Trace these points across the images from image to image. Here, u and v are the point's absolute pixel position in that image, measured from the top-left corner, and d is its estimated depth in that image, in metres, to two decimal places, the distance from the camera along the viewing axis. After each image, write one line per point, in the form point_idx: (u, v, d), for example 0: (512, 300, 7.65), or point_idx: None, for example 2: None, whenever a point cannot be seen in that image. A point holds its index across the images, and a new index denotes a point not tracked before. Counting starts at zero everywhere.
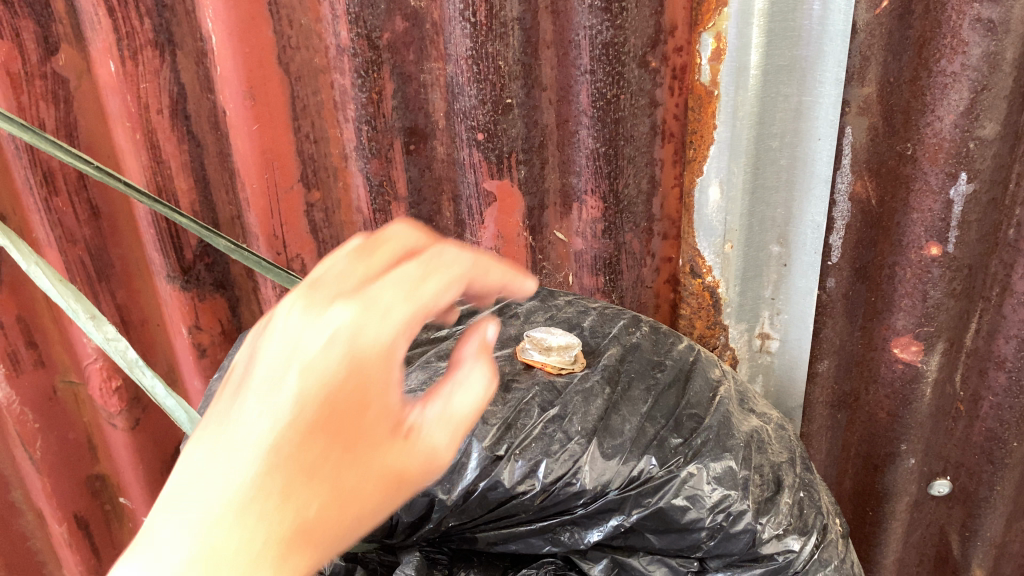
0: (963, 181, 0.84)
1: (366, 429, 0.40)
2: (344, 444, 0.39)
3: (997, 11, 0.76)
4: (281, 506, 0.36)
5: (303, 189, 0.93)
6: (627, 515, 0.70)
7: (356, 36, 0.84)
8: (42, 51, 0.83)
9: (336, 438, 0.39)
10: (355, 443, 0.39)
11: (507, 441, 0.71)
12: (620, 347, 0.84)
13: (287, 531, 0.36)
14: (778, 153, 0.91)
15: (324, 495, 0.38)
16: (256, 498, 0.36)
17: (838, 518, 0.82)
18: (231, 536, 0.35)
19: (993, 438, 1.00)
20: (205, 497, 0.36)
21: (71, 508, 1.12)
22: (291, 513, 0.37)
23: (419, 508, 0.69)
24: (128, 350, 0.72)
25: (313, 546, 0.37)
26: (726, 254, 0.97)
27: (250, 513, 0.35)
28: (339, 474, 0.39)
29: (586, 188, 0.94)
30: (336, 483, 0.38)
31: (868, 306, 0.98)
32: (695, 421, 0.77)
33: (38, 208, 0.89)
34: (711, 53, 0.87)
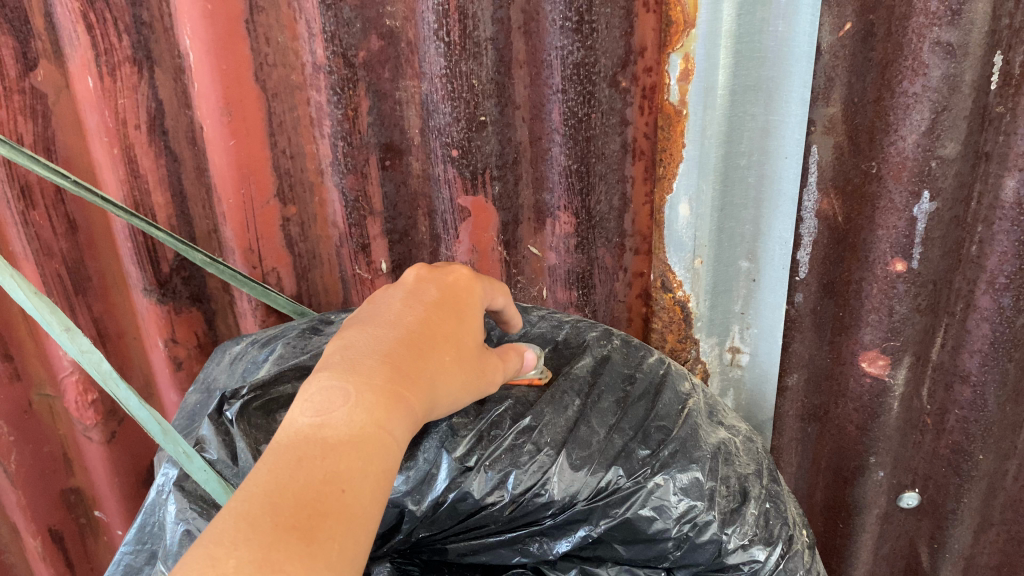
0: (926, 200, 0.86)
1: (415, 401, 0.59)
2: (405, 405, 0.58)
3: (955, 35, 0.77)
4: (373, 436, 0.54)
5: (279, 204, 0.94)
6: (595, 526, 0.71)
7: (332, 54, 0.86)
8: (21, 66, 0.85)
9: (401, 399, 0.58)
10: (416, 408, 0.59)
11: (477, 452, 0.71)
12: (592, 358, 0.85)
13: (377, 453, 0.54)
14: (746, 171, 0.94)
15: (396, 436, 0.56)
16: (363, 426, 0.54)
17: (805, 529, 0.84)
18: (349, 446, 0.53)
19: (959, 450, 1.02)
20: (331, 420, 0.54)
21: (46, 521, 1.12)
22: (378, 443, 0.54)
23: (389, 518, 0.70)
24: (101, 362, 0.73)
25: (386, 470, 0.54)
26: (696, 269, 1.00)
27: (357, 434, 0.54)
28: (402, 424, 0.57)
29: (559, 204, 0.96)
30: (400, 430, 0.57)
31: (836, 321, 0.98)
32: (664, 432, 0.78)
33: (15, 221, 0.90)
34: (679, 73, 0.89)
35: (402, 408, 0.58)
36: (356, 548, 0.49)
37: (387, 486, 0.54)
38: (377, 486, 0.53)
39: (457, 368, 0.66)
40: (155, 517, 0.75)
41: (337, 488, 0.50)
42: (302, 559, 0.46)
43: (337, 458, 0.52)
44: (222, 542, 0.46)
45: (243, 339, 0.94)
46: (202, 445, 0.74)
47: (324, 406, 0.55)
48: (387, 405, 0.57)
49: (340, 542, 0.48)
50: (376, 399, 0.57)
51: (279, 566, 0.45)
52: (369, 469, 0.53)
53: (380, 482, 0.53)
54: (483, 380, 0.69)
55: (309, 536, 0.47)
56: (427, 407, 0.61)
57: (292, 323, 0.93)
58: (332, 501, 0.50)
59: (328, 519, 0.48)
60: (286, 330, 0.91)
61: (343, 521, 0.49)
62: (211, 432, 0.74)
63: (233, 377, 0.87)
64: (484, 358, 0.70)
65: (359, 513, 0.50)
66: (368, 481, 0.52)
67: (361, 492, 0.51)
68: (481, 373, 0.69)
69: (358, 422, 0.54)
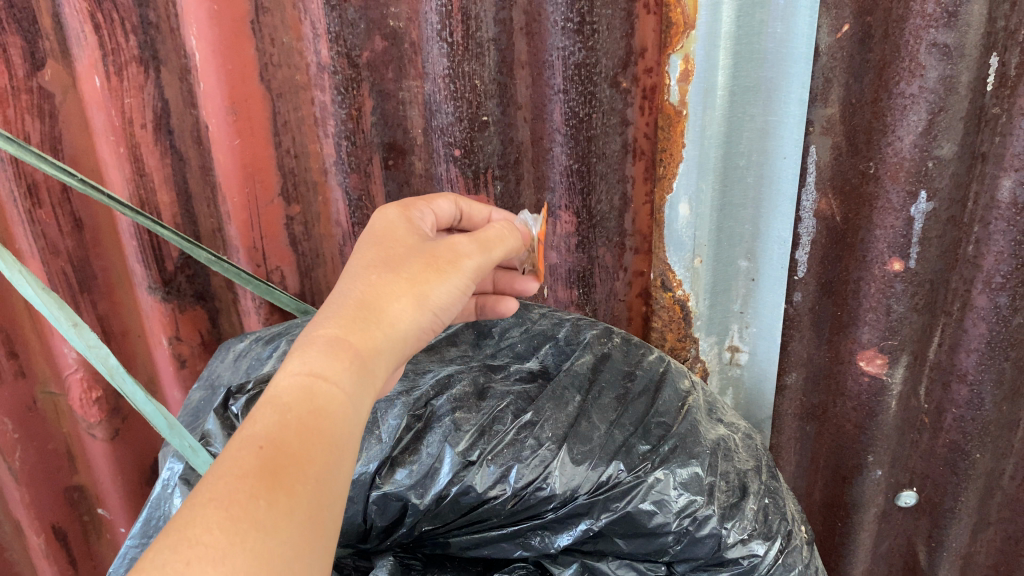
0: (923, 200, 0.87)
1: (350, 332, 0.57)
2: (342, 332, 0.56)
3: (952, 37, 0.78)
4: (311, 393, 0.52)
5: (283, 203, 0.95)
6: (596, 520, 0.72)
7: (336, 54, 0.88)
8: (29, 66, 0.86)
9: (336, 343, 0.56)
10: (357, 329, 0.57)
11: (479, 446, 0.73)
12: (592, 356, 0.86)
13: (314, 409, 0.51)
14: (745, 171, 0.96)
15: (339, 384, 0.54)
16: (297, 387, 0.52)
17: (804, 526, 0.84)
18: (283, 411, 0.51)
19: (956, 449, 1.03)
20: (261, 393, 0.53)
21: (49, 518, 1.12)
22: (315, 397, 0.52)
23: (392, 512, 0.71)
24: (108, 357, 0.74)
25: (332, 424, 0.52)
26: (696, 268, 1.01)
27: (292, 396, 0.52)
28: (347, 371, 0.55)
29: (560, 204, 0.96)
30: (347, 377, 0.54)
31: (833, 320, 0.99)
32: (663, 429, 0.79)
33: (21, 219, 0.91)
34: (679, 74, 0.90)
35: (343, 353, 0.55)
36: (302, 518, 0.47)
37: (338, 440, 0.52)
38: (323, 446, 0.51)
39: (401, 276, 0.62)
40: (160, 511, 0.75)
41: (276, 453, 0.48)
42: (226, 526, 0.44)
43: (269, 424, 0.50)
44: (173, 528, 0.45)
45: (247, 336, 0.94)
46: (207, 440, 0.75)
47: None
48: (322, 356, 0.54)
49: (281, 513, 0.46)
50: (306, 351, 0.55)
51: (203, 536, 0.43)
52: (308, 429, 0.50)
53: (326, 440, 0.51)
54: (448, 265, 0.64)
55: (253, 508, 0.45)
56: (376, 317, 0.59)
57: (296, 321, 0.94)
58: (274, 466, 0.48)
59: (270, 487, 0.47)
60: (290, 328, 0.92)
61: (288, 488, 0.47)
62: (217, 426, 0.76)
63: (237, 373, 0.88)
64: (435, 250, 0.65)
65: (306, 477, 0.49)
66: (307, 442, 0.50)
67: (305, 453, 0.49)
68: (435, 265, 0.64)
69: (290, 386, 0.52)
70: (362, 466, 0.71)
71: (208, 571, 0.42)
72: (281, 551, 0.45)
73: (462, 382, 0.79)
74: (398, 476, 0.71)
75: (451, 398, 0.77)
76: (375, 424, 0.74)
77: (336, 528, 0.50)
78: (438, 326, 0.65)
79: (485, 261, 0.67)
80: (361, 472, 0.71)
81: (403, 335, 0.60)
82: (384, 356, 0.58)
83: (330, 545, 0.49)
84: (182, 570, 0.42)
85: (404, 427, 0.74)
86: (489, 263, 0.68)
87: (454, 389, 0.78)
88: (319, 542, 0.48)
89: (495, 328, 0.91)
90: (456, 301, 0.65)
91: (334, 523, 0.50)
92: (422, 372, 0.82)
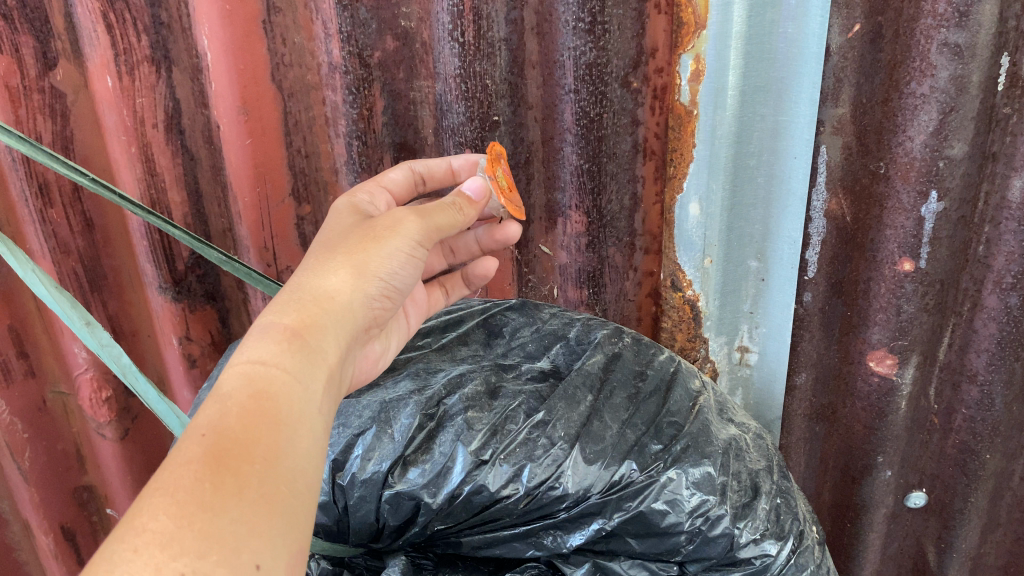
0: (933, 200, 0.87)
1: (289, 313, 0.58)
2: (284, 311, 0.58)
3: (963, 36, 0.78)
4: (252, 379, 0.52)
5: (294, 203, 0.96)
6: (608, 519, 0.72)
7: (347, 54, 0.87)
8: (41, 66, 0.86)
9: (277, 328, 0.57)
10: (297, 303, 0.59)
11: (492, 445, 0.72)
12: (603, 355, 0.85)
13: (256, 392, 0.51)
14: (756, 171, 0.95)
15: (280, 365, 0.54)
16: (238, 376, 0.52)
17: (816, 526, 0.84)
18: (224, 400, 0.50)
19: (966, 450, 1.03)
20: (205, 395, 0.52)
21: (58, 519, 1.12)
22: (257, 381, 0.52)
23: (405, 512, 0.71)
24: (122, 355, 0.74)
25: (278, 404, 0.51)
26: (706, 268, 1.01)
27: (236, 385, 0.51)
28: (286, 354, 0.55)
29: (571, 204, 0.97)
30: (287, 360, 0.54)
31: (844, 320, 0.99)
32: (675, 428, 0.79)
33: (33, 218, 0.91)
34: (690, 74, 0.90)
35: (284, 337, 0.56)
36: (252, 495, 0.45)
37: (286, 418, 0.51)
38: (271, 426, 0.50)
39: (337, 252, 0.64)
40: None
41: (220, 438, 0.47)
42: (171, 511, 0.42)
43: (212, 414, 0.49)
44: None
45: None
46: None
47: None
48: (260, 345, 0.55)
49: (229, 492, 0.45)
50: (245, 341, 0.56)
51: (148, 523, 0.42)
52: (251, 411, 0.49)
53: (273, 418, 0.50)
54: (386, 232, 0.66)
55: (199, 492, 0.44)
56: (313, 288, 0.61)
57: None
58: (219, 450, 0.46)
59: (216, 469, 0.45)
60: None
61: (235, 468, 0.46)
62: None
63: None
64: (374, 223, 0.67)
65: (256, 457, 0.47)
66: (253, 423, 0.49)
67: (249, 430, 0.48)
68: (370, 236, 0.66)
69: (231, 378, 0.52)
70: (375, 465, 0.71)
71: (156, 555, 0.40)
72: (234, 528, 0.43)
73: (474, 382, 0.79)
74: (410, 476, 0.71)
75: (464, 397, 0.77)
76: (387, 422, 0.74)
77: (303, 506, 0.48)
78: (393, 293, 0.66)
79: (427, 225, 0.68)
80: (374, 472, 0.70)
81: (346, 303, 0.61)
82: (332, 322, 0.60)
83: (295, 525, 0.47)
84: (128, 560, 0.40)
85: (416, 426, 0.74)
86: (433, 228, 0.69)
87: (466, 388, 0.78)
88: (275, 515, 0.46)
89: (506, 327, 0.91)
90: (402, 264, 0.66)
91: (296, 500, 0.48)
92: (434, 371, 0.82)
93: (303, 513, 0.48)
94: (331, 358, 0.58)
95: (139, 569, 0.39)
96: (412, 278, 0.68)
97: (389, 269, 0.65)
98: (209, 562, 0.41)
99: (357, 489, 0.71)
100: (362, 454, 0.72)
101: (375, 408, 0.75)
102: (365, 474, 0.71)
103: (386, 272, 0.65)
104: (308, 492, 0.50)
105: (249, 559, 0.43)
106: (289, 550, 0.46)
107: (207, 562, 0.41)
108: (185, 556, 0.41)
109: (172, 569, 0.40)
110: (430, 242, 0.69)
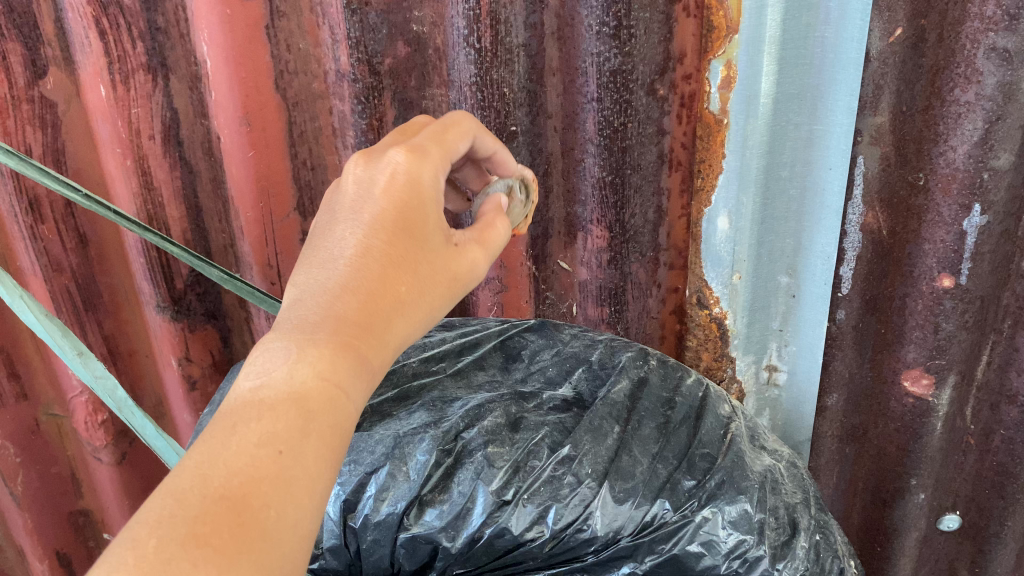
0: (976, 213, 0.81)
1: (371, 335, 0.51)
2: (367, 344, 0.51)
3: (1013, 41, 0.73)
4: (334, 403, 0.47)
5: (300, 218, 0.91)
6: (640, 563, 0.67)
7: (357, 61, 0.81)
8: (30, 74, 0.81)
9: (359, 352, 0.50)
10: (381, 333, 0.52)
11: (514, 484, 0.67)
12: (629, 381, 0.80)
13: (331, 418, 0.47)
14: (788, 183, 0.90)
15: (357, 400, 0.49)
16: (321, 391, 0.47)
17: (854, 560, 0.79)
18: (303, 412, 0.46)
19: (1004, 472, 0.98)
20: (273, 381, 0.47)
21: (53, 545, 1.08)
22: (337, 409, 0.47)
23: (422, 556, 0.66)
24: (117, 389, 0.70)
25: (345, 442, 0.48)
26: (734, 284, 0.95)
27: (318, 403, 0.47)
28: (365, 387, 0.50)
29: (592, 218, 0.92)
30: (365, 393, 0.50)
31: (878, 337, 0.94)
32: (707, 461, 0.74)
33: (23, 236, 0.86)
34: (720, 81, 0.84)
35: (366, 368, 0.50)
36: (303, 529, 0.43)
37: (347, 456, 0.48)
38: (335, 461, 0.46)
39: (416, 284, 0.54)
40: None
41: (290, 460, 0.44)
42: (230, 534, 0.40)
43: (289, 424, 0.45)
44: (146, 519, 0.40)
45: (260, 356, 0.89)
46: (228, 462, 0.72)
47: (265, 366, 0.48)
48: (348, 366, 0.49)
49: (290, 528, 0.42)
50: (327, 353, 0.48)
51: (205, 542, 0.39)
52: (327, 442, 0.46)
53: (338, 456, 0.47)
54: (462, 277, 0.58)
55: (259, 517, 0.41)
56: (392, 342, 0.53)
57: None
58: (288, 474, 0.44)
59: (278, 494, 0.43)
60: None
61: (297, 498, 0.43)
62: None
63: None
64: (452, 256, 0.57)
65: (315, 488, 0.45)
66: (323, 456, 0.46)
67: (315, 457, 0.45)
68: (451, 282, 0.57)
69: (313, 390, 0.47)
70: (389, 506, 0.66)
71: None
72: (282, 562, 0.41)
73: (493, 415, 0.74)
74: (427, 518, 0.66)
75: (483, 431, 0.71)
76: (402, 459, 0.69)
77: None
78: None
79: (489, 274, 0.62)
80: (388, 513, 0.66)
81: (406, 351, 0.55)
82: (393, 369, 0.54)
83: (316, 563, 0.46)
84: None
85: (433, 463, 0.69)
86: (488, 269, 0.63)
87: (485, 421, 0.73)
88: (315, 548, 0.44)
89: (525, 351, 0.86)
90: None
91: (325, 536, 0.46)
92: (450, 401, 0.77)
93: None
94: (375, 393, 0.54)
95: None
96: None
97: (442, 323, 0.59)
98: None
99: (371, 532, 0.66)
100: (376, 494, 0.67)
101: (388, 444, 0.70)
102: (379, 516, 0.66)
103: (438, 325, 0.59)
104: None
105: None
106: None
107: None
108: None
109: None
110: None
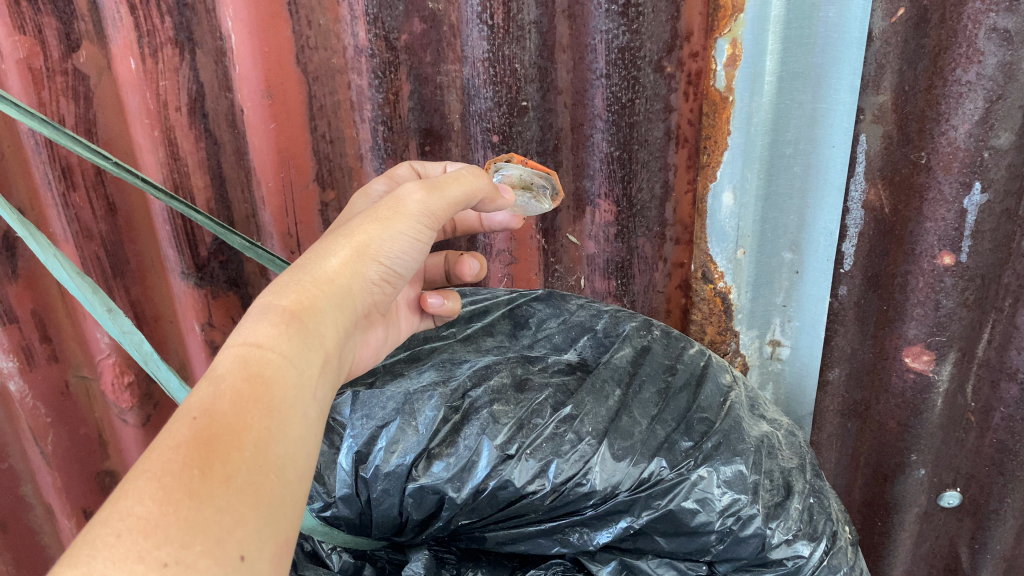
0: (977, 191, 0.83)
1: (288, 295, 0.55)
2: (283, 293, 0.55)
3: (1014, 21, 0.75)
4: (246, 361, 0.49)
5: (318, 188, 0.95)
6: (637, 517, 0.69)
7: (375, 37, 0.86)
8: (63, 47, 0.85)
9: (273, 312, 0.54)
10: (297, 286, 0.56)
11: (518, 440, 0.71)
12: (631, 349, 0.83)
13: (253, 378, 0.48)
14: (793, 160, 0.93)
15: (276, 350, 0.51)
16: (234, 359, 0.50)
17: (849, 526, 0.81)
18: (217, 383, 0.47)
19: (1003, 449, 0.98)
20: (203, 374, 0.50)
21: (80, 503, 1.12)
22: (252, 363, 0.49)
23: (428, 505, 0.70)
24: (143, 342, 0.74)
25: (271, 390, 0.49)
26: (738, 260, 0.99)
27: (232, 367, 0.49)
28: (283, 337, 0.52)
29: (600, 192, 0.95)
30: (285, 343, 0.52)
31: (880, 315, 0.96)
32: (706, 425, 0.76)
33: (55, 202, 0.90)
34: (725, 58, 0.88)
35: (282, 320, 0.53)
36: (240, 482, 0.43)
37: (279, 404, 0.49)
38: (263, 411, 0.47)
39: (341, 235, 0.62)
40: None
41: (211, 423, 0.45)
42: (157, 495, 0.40)
43: (205, 397, 0.46)
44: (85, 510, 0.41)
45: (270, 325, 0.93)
46: None
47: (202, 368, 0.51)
48: (258, 326, 0.52)
49: (222, 480, 0.42)
50: (242, 322, 0.53)
51: (130, 508, 0.39)
52: (245, 397, 0.47)
53: (266, 404, 0.48)
54: (390, 213, 0.63)
55: (186, 477, 0.41)
56: (313, 270, 0.59)
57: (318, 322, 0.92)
58: (209, 434, 0.44)
59: (204, 455, 0.43)
60: None
61: (224, 454, 0.43)
62: None
63: None
64: (378, 205, 0.64)
65: (246, 442, 0.45)
66: (247, 406, 0.47)
67: (243, 417, 0.46)
68: (375, 221, 0.62)
69: (226, 360, 0.49)
70: (398, 458, 0.69)
71: (139, 543, 0.38)
72: (219, 518, 0.41)
73: (500, 374, 0.78)
74: (435, 470, 0.69)
75: (490, 389, 0.75)
76: (412, 414, 0.72)
77: (290, 497, 0.46)
78: (393, 277, 0.63)
79: (436, 202, 0.65)
80: (397, 465, 0.69)
81: (345, 286, 0.59)
82: (331, 305, 0.57)
83: (281, 513, 0.45)
84: (109, 546, 0.37)
85: (441, 419, 0.72)
86: (444, 201, 0.65)
87: (492, 381, 0.76)
88: (265, 502, 0.44)
89: (532, 319, 0.89)
90: (408, 249, 0.63)
91: (284, 488, 0.46)
92: (459, 362, 0.80)
93: (291, 500, 0.46)
94: (327, 341, 0.56)
95: (119, 557, 0.37)
96: (414, 262, 0.65)
97: (391, 253, 0.62)
98: (192, 552, 0.39)
99: (381, 482, 0.69)
100: (386, 447, 0.70)
101: (399, 400, 0.74)
102: (388, 467, 0.69)
103: (386, 255, 0.62)
104: (297, 480, 0.48)
105: (233, 548, 0.41)
106: (276, 541, 0.44)
107: (189, 551, 0.39)
108: (168, 546, 0.38)
109: (154, 558, 0.37)
110: (439, 219, 0.65)
